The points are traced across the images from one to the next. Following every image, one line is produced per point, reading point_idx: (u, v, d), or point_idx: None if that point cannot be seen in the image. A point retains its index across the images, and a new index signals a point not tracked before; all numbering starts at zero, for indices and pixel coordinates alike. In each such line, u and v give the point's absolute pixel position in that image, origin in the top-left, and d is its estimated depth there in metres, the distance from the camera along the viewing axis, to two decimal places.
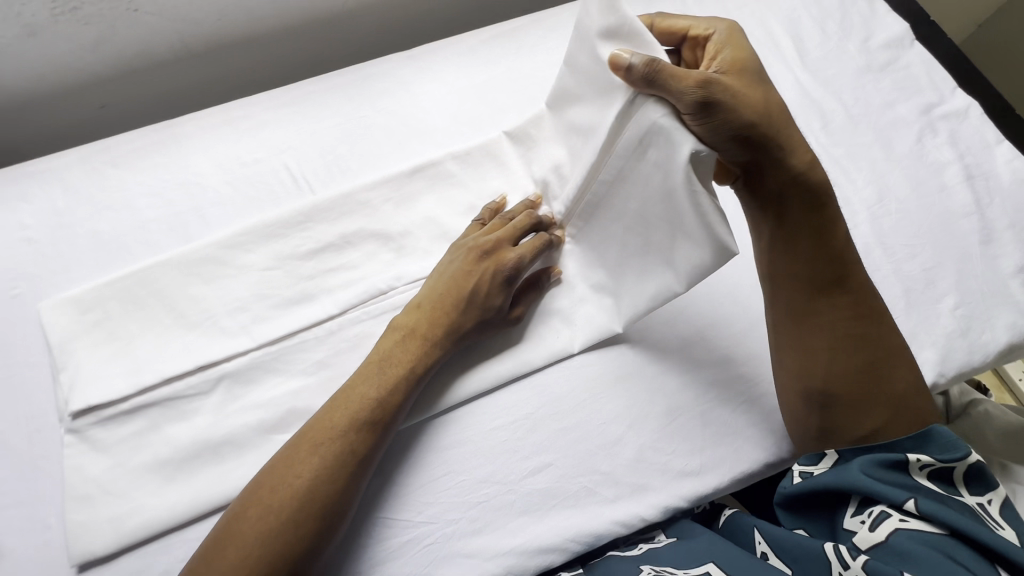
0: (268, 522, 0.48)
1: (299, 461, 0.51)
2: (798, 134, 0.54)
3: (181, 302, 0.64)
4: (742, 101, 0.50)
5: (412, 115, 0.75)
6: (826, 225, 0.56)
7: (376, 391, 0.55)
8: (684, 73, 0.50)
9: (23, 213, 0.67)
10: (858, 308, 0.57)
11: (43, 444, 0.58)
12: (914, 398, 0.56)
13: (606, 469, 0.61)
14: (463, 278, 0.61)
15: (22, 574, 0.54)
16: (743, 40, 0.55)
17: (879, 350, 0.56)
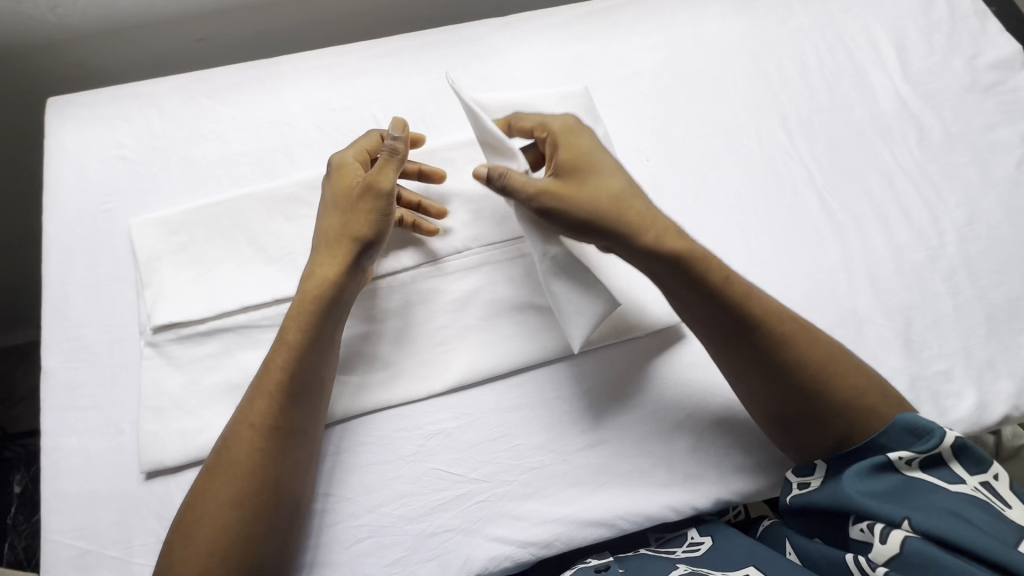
0: (225, 491, 0.49)
1: (241, 432, 0.52)
2: (647, 216, 0.55)
3: (263, 235, 0.65)
4: (578, 203, 0.54)
5: (502, 82, 0.75)
6: (710, 268, 0.55)
7: (288, 358, 0.53)
8: (525, 183, 0.53)
9: (122, 132, 0.70)
10: (783, 332, 0.54)
11: (122, 353, 0.61)
12: (879, 402, 0.52)
13: (661, 453, 0.60)
14: (354, 223, 0.56)
15: (94, 473, 0.57)
16: (580, 137, 0.58)
17: (814, 367, 0.53)
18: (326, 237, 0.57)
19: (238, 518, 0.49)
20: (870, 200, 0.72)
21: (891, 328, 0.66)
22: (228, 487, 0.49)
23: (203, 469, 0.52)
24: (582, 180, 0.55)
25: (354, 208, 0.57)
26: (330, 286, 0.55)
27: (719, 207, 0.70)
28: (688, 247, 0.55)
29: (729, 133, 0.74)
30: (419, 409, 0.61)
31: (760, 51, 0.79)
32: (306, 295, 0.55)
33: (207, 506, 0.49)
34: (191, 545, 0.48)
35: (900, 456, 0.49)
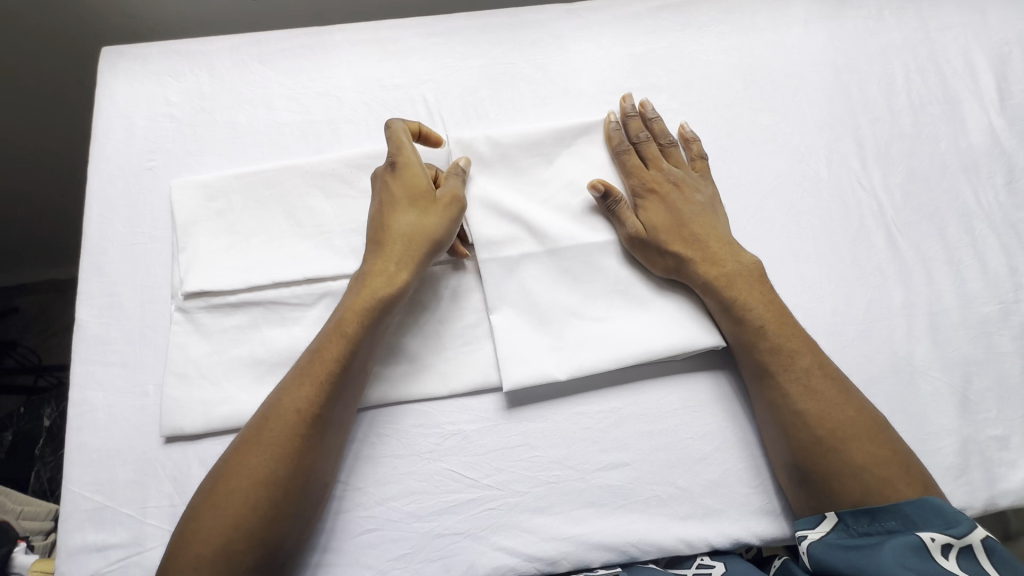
0: (260, 470, 0.49)
1: (284, 413, 0.51)
2: (728, 262, 0.60)
3: (300, 210, 0.64)
4: (660, 235, 0.61)
5: (560, 74, 0.71)
6: (745, 315, 0.58)
7: (345, 345, 0.54)
8: (624, 214, 0.62)
9: (172, 90, 0.69)
10: (809, 382, 0.55)
11: (153, 314, 0.61)
12: (903, 470, 0.52)
13: (682, 484, 0.58)
14: (427, 221, 0.58)
15: (116, 430, 0.57)
16: (692, 186, 0.64)
17: (834, 424, 0.53)
18: (392, 232, 0.58)
19: (267, 499, 0.49)
20: (943, 242, 0.66)
21: (948, 383, 0.61)
22: (264, 464, 0.49)
23: (233, 445, 0.51)
24: (668, 217, 0.62)
25: (431, 211, 0.59)
26: (394, 282, 0.56)
27: (776, 231, 0.66)
28: (740, 289, 0.59)
29: (797, 153, 0.69)
30: (439, 407, 0.59)
31: (843, 66, 0.73)
32: (369, 285, 0.56)
33: (238, 484, 0.49)
34: (217, 519, 0.47)
35: (929, 537, 0.47)
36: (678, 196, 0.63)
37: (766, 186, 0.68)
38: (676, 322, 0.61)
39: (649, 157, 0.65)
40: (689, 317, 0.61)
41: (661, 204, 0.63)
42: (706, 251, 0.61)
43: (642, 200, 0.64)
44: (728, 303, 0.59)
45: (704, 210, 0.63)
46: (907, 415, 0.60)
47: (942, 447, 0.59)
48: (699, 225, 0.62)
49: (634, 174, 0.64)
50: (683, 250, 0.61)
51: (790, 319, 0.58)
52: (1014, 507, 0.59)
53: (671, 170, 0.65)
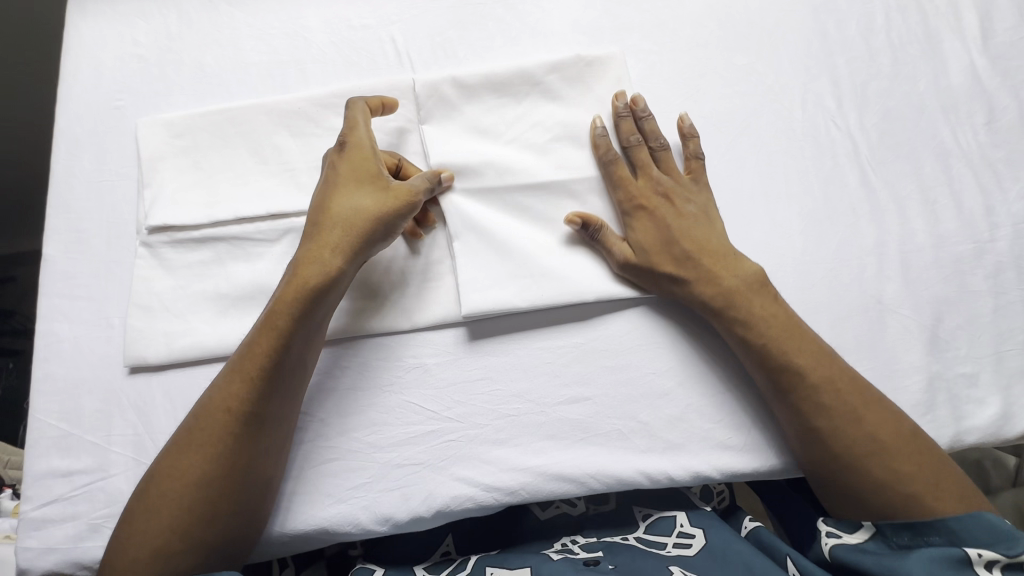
0: (190, 474, 0.49)
1: (214, 411, 0.50)
2: (725, 270, 0.57)
3: (266, 149, 0.63)
4: (650, 257, 0.58)
5: (531, 14, 0.70)
6: (748, 330, 0.55)
7: (272, 340, 0.51)
8: (613, 242, 0.59)
9: (139, 31, 0.68)
10: (824, 400, 0.53)
11: (119, 250, 0.61)
12: (934, 481, 0.50)
13: (644, 419, 0.57)
14: (361, 207, 0.54)
15: (80, 361, 0.58)
16: (682, 195, 0.60)
17: (858, 439, 0.52)
18: (327, 217, 0.54)
19: (203, 499, 0.48)
20: (919, 181, 0.65)
21: (918, 321, 0.60)
22: (198, 465, 0.49)
23: (166, 450, 0.51)
24: (657, 236, 0.59)
25: (369, 196, 0.55)
26: (325, 268, 0.53)
27: (746, 171, 0.65)
28: (741, 303, 0.56)
29: (770, 94, 0.68)
30: (401, 341, 0.59)
31: (821, 5, 0.71)
32: (299, 275, 0.53)
33: (171, 486, 0.48)
34: (152, 522, 0.48)
35: (977, 552, 0.45)
36: (669, 210, 0.59)
37: (738, 126, 0.66)
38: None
39: (639, 166, 0.61)
40: None
41: (651, 221, 0.59)
42: (705, 273, 0.57)
43: (628, 218, 0.60)
44: (725, 315, 0.56)
45: (698, 219, 0.59)
46: (874, 352, 0.59)
47: (908, 384, 0.58)
48: (690, 239, 0.58)
49: (623, 188, 0.60)
50: (677, 270, 0.57)
51: (803, 331, 0.55)
52: (980, 443, 0.58)
53: (661, 180, 0.60)
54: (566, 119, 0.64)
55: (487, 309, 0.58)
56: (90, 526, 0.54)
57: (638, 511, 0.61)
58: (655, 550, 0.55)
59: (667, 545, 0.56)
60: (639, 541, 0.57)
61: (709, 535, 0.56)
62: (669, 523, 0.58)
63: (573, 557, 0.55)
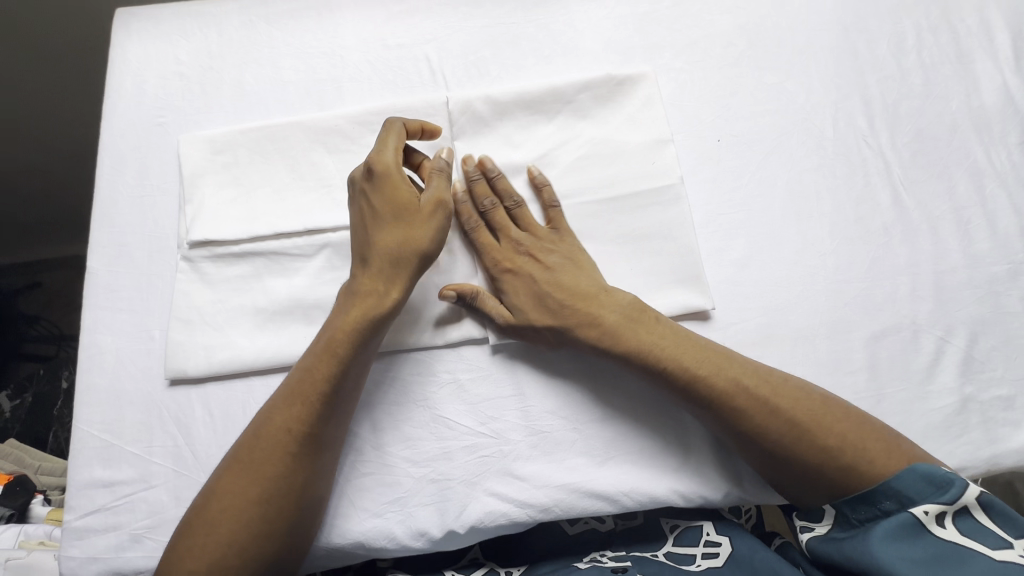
0: (247, 488, 0.49)
1: (275, 431, 0.51)
2: (615, 300, 0.57)
3: (303, 166, 0.65)
4: (530, 319, 0.57)
5: (564, 33, 0.71)
6: (648, 359, 0.55)
7: (332, 367, 0.52)
8: (490, 306, 0.58)
9: (182, 49, 0.70)
10: (738, 404, 0.52)
11: (161, 263, 0.62)
12: (868, 450, 0.49)
13: (677, 436, 0.58)
14: (415, 235, 0.55)
15: (122, 373, 0.59)
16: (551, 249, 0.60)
17: (787, 432, 0.50)
18: (378, 246, 0.56)
19: (261, 516, 0.49)
20: (951, 201, 0.65)
21: (952, 342, 0.60)
22: (257, 479, 0.50)
23: (218, 470, 0.51)
24: (531, 295, 0.58)
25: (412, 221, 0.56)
26: (383, 296, 0.54)
27: (777, 189, 0.65)
28: (640, 334, 0.56)
29: (801, 112, 0.68)
30: (435, 356, 0.60)
31: (852, 25, 0.71)
32: (360, 304, 0.54)
33: (225, 500, 0.49)
34: (210, 538, 0.48)
35: (922, 511, 0.46)
36: (533, 267, 0.59)
37: (768, 144, 0.67)
38: (666, 282, 0.61)
39: (500, 229, 0.61)
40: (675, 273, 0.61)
41: (523, 282, 0.59)
42: (582, 321, 0.57)
43: (498, 282, 0.60)
44: (619, 354, 0.56)
45: (566, 264, 0.59)
46: (908, 372, 0.59)
47: (942, 404, 0.58)
48: (561, 288, 0.58)
49: (487, 253, 0.60)
50: (557, 323, 0.57)
51: (698, 342, 0.55)
52: (1017, 466, 0.58)
53: (520, 240, 0.60)
54: (598, 137, 0.65)
55: (517, 333, 0.59)
56: (132, 537, 0.55)
57: (665, 522, 0.61)
58: (684, 563, 0.56)
59: (695, 558, 0.56)
60: (668, 554, 0.57)
61: (736, 544, 0.56)
62: (696, 535, 0.58)
63: (602, 567, 0.56)
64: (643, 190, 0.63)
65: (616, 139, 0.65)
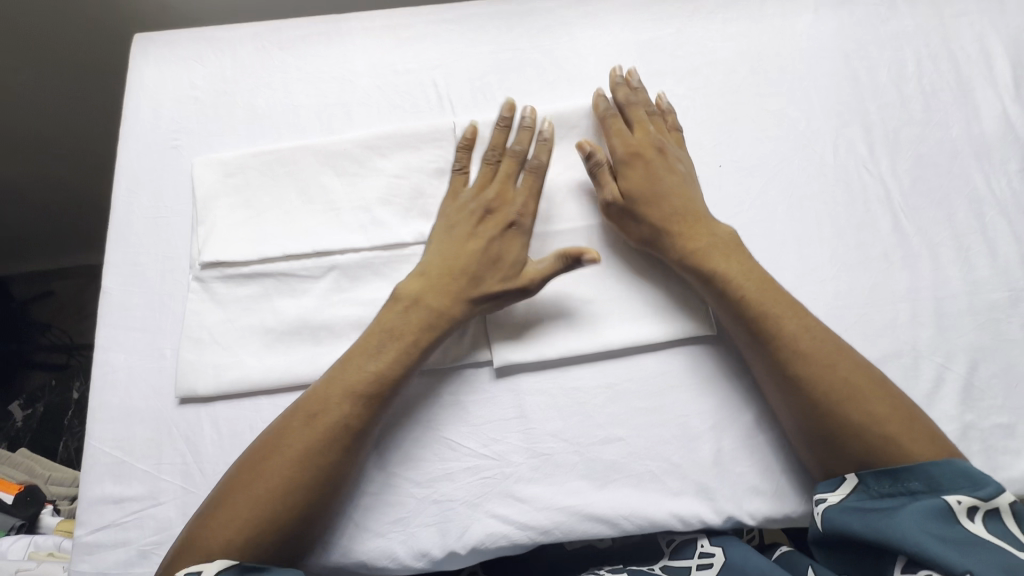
0: (273, 481, 0.51)
1: (317, 408, 0.54)
2: (710, 237, 0.60)
3: (313, 188, 0.66)
4: (650, 204, 0.61)
5: (569, 60, 0.72)
6: (726, 288, 0.58)
7: (375, 374, 0.55)
8: (613, 185, 0.62)
9: (196, 74, 0.72)
10: (800, 348, 0.54)
11: (173, 283, 0.64)
12: (908, 424, 0.51)
13: (676, 460, 0.58)
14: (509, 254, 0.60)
15: (133, 390, 0.61)
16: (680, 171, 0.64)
17: (828, 385, 0.53)
18: (461, 269, 0.59)
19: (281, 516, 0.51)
20: (951, 227, 0.65)
21: (952, 369, 0.60)
22: (287, 464, 0.52)
23: (243, 462, 0.53)
24: (651, 184, 0.62)
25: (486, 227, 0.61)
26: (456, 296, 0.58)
27: (779, 214, 0.66)
28: (715, 263, 0.58)
29: (802, 138, 0.69)
30: (438, 378, 0.61)
31: (853, 52, 0.72)
32: (430, 308, 0.58)
33: (243, 496, 0.51)
34: (228, 537, 0.49)
35: (955, 501, 0.47)
36: (662, 163, 0.63)
37: (770, 170, 0.68)
38: (665, 308, 0.62)
39: (636, 121, 0.65)
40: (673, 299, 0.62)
41: (645, 169, 0.63)
42: (684, 216, 0.61)
43: (624, 162, 0.63)
44: (708, 276, 0.58)
45: (685, 180, 0.63)
46: (908, 399, 0.59)
47: (942, 432, 0.58)
48: (677, 196, 0.62)
49: (614, 138, 0.64)
50: (664, 221, 0.60)
51: (773, 284, 0.58)
52: (1018, 495, 0.58)
53: (656, 136, 0.64)
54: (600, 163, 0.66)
55: (518, 358, 0.60)
56: (140, 553, 0.56)
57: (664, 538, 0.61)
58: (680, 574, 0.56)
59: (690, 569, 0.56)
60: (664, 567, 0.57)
61: (729, 554, 0.55)
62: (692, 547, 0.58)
63: None
64: None
65: None
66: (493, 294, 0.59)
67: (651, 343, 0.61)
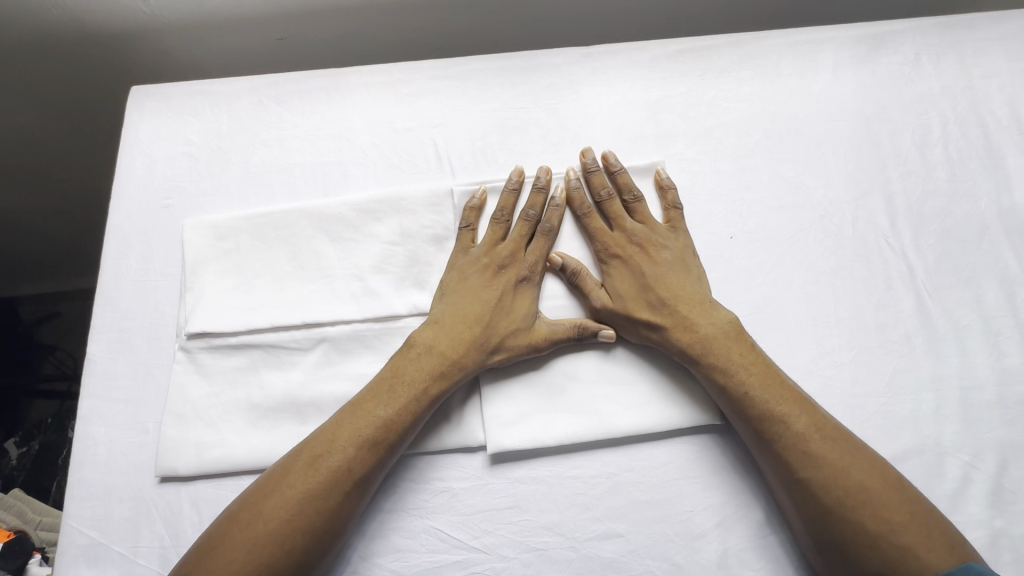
0: (242, 564, 0.48)
1: (291, 487, 0.51)
2: (704, 323, 0.57)
3: (304, 254, 0.64)
4: (634, 305, 0.59)
5: (574, 120, 0.70)
6: (728, 381, 0.55)
7: (355, 449, 0.53)
8: (594, 288, 0.60)
9: (192, 130, 0.71)
10: (810, 450, 0.51)
11: (159, 352, 0.62)
12: (927, 534, 0.48)
13: (679, 561, 0.54)
14: (517, 311, 0.59)
15: (114, 466, 0.59)
16: (663, 258, 0.61)
17: (842, 490, 0.50)
18: (475, 323, 0.58)
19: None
20: (979, 309, 0.61)
21: (980, 468, 0.56)
22: (258, 550, 0.48)
23: (206, 543, 0.50)
24: (634, 284, 0.60)
25: (503, 284, 0.60)
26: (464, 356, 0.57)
27: (793, 291, 0.62)
28: (718, 355, 0.56)
29: (818, 209, 0.65)
30: (428, 462, 0.58)
31: (874, 115, 0.69)
32: (439, 367, 0.56)
33: None
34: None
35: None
36: (644, 257, 0.61)
37: (783, 242, 0.64)
38: (670, 393, 0.58)
39: (612, 216, 0.63)
40: (677, 382, 0.58)
41: (626, 269, 0.61)
42: (675, 305, 0.58)
43: (605, 265, 0.62)
44: (705, 368, 0.56)
45: (673, 268, 0.60)
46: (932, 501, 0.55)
47: (969, 539, 0.54)
48: (664, 286, 0.59)
49: (593, 238, 0.62)
50: (653, 317, 0.58)
51: (779, 377, 0.55)
52: None
53: (635, 229, 0.62)
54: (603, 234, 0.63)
55: (512, 445, 0.57)
56: None
57: None
58: None
59: None
60: None
61: None
62: None
63: None
64: None
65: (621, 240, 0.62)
66: (506, 346, 0.58)
67: (656, 431, 0.57)
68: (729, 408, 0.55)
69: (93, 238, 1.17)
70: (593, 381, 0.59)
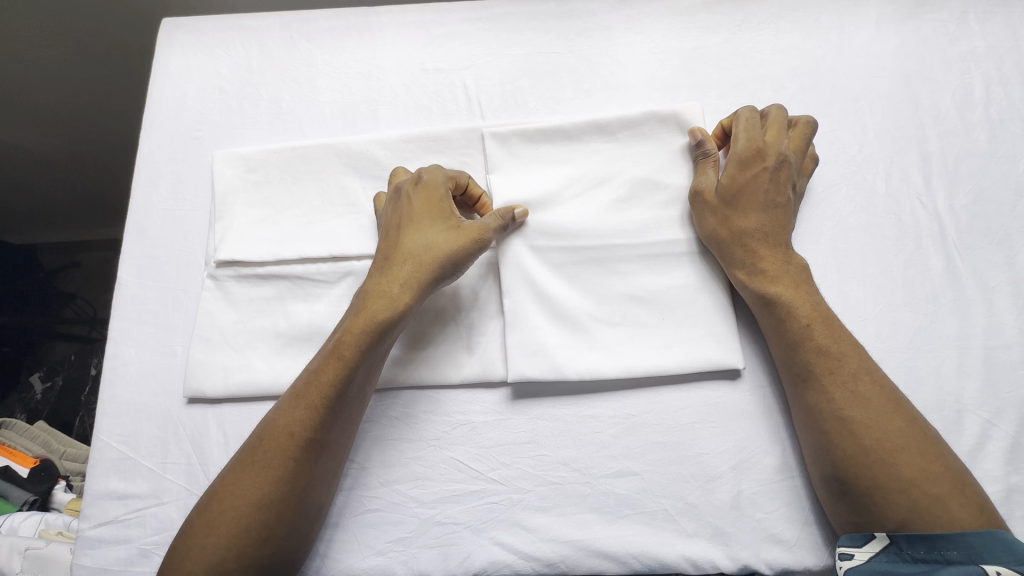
0: (256, 491, 0.49)
1: (280, 436, 0.51)
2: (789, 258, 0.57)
3: (333, 189, 0.64)
4: (739, 215, 0.57)
5: (606, 66, 0.69)
6: (788, 315, 0.54)
7: (302, 413, 0.52)
8: (708, 182, 0.59)
9: (221, 63, 0.70)
10: (857, 390, 0.51)
11: (188, 279, 0.63)
12: (956, 489, 0.48)
13: (692, 500, 0.55)
14: (446, 229, 0.56)
15: (143, 386, 0.60)
16: (789, 188, 0.58)
17: (882, 433, 0.50)
18: (400, 251, 0.56)
19: (264, 519, 0.49)
20: (1009, 271, 0.61)
21: (998, 427, 0.56)
22: (257, 490, 0.50)
23: (232, 463, 0.52)
24: (749, 192, 0.58)
25: (435, 214, 0.57)
26: (392, 301, 0.54)
27: (821, 246, 0.62)
28: (783, 288, 0.55)
29: (851, 164, 0.64)
30: (451, 396, 0.59)
31: (914, 72, 0.67)
32: (368, 308, 0.54)
33: (235, 503, 0.49)
34: (211, 536, 0.48)
35: (995, 570, 0.44)
36: (778, 177, 0.58)
37: (813, 197, 0.63)
38: (692, 338, 0.58)
39: (772, 126, 0.59)
40: (700, 328, 0.58)
41: (754, 176, 0.58)
42: (770, 235, 0.57)
43: (738, 162, 0.58)
44: (769, 300, 0.55)
45: (786, 203, 0.58)
46: None
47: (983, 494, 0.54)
48: (767, 215, 0.57)
49: (743, 133, 0.59)
50: (748, 225, 0.57)
51: (837, 322, 0.54)
52: None
53: (786, 148, 0.58)
54: (631, 179, 0.62)
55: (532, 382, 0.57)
56: (141, 551, 0.56)
57: None
58: None
59: None
60: None
61: None
62: None
63: None
64: (675, 237, 0.60)
65: (650, 185, 0.62)
66: (445, 257, 0.55)
67: (676, 375, 0.58)
68: (777, 345, 0.55)
69: (115, 184, 1.17)
70: (617, 323, 0.59)
